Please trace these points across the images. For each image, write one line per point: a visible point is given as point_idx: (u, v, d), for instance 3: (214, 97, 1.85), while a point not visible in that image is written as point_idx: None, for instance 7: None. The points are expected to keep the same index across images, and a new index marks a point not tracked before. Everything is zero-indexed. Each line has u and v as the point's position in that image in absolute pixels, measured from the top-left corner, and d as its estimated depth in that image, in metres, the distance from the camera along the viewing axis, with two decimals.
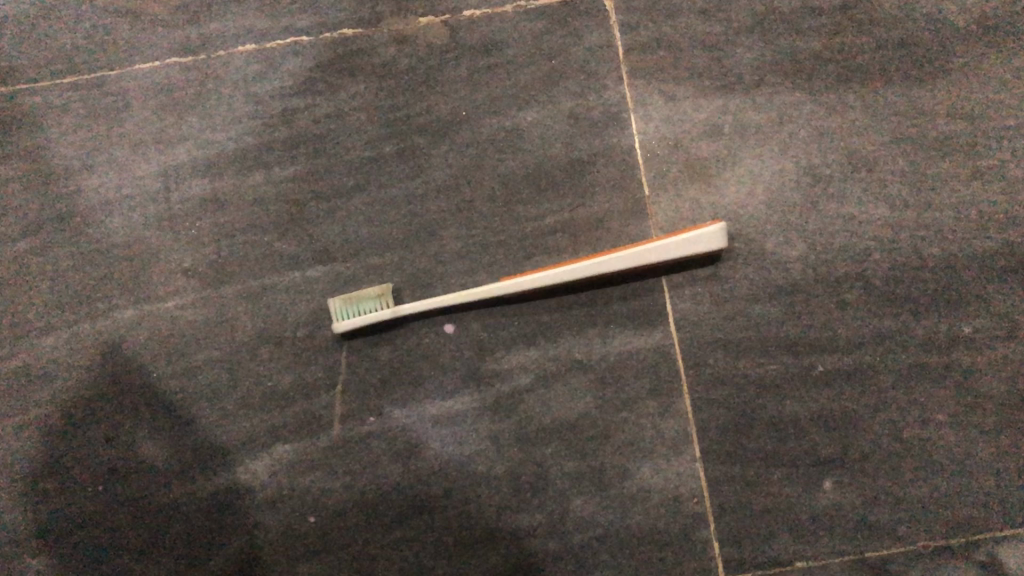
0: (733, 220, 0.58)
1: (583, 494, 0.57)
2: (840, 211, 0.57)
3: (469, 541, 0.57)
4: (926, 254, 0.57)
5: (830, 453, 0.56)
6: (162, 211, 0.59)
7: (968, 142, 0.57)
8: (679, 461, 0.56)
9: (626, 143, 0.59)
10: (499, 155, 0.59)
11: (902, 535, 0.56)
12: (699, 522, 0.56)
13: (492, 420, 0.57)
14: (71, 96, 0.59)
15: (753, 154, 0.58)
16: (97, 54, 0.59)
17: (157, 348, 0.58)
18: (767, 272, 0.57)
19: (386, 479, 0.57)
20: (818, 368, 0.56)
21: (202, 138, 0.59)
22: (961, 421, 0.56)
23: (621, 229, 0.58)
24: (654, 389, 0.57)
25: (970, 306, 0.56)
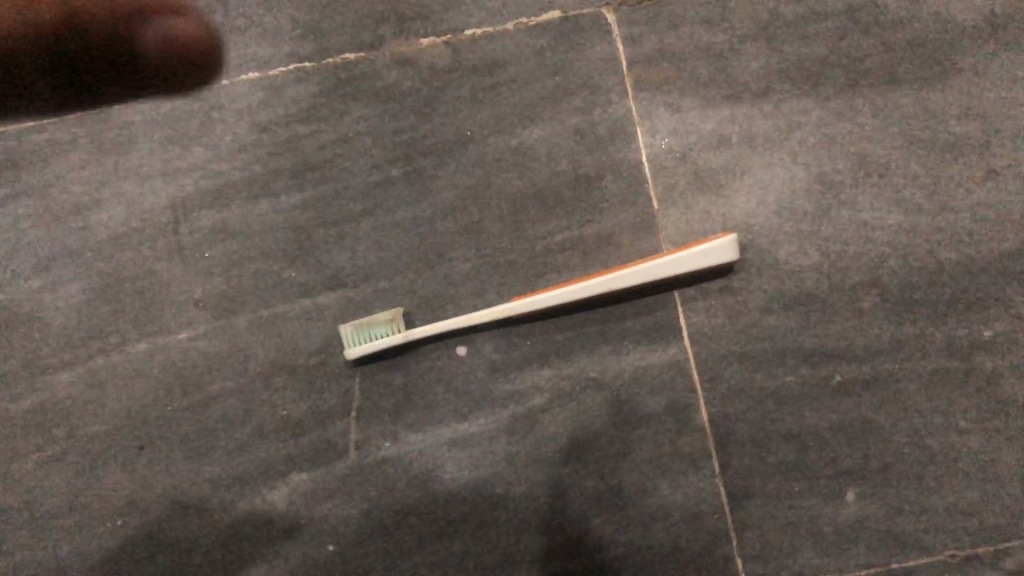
0: (744, 231, 0.57)
1: (603, 513, 0.56)
2: (853, 217, 0.57)
3: (490, 564, 0.57)
4: (943, 258, 0.56)
5: (853, 463, 0.55)
6: (171, 243, 0.59)
7: (981, 142, 0.57)
8: (699, 477, 0.56)
9: (634, 157, 0.58)
10: (505, 174, 0.58)
11: (928, 545, 0.55)
12: (721, 538, 0.56)
13: (508, 442, 0.57)
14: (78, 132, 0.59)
15: (762, 163, 0.57)
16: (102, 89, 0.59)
17: (172, 381, 0.58)
18: (780, 282, 0.56)
19: (404, 504, 0.57)
20: (836, 378, 0.56)
21: (208, 168, 0.59)
22: (985, 427, 0.55)
23: (631, 243, 0.58)
24: (671, 404, 0.56)
25: (989, 309, 0.55)
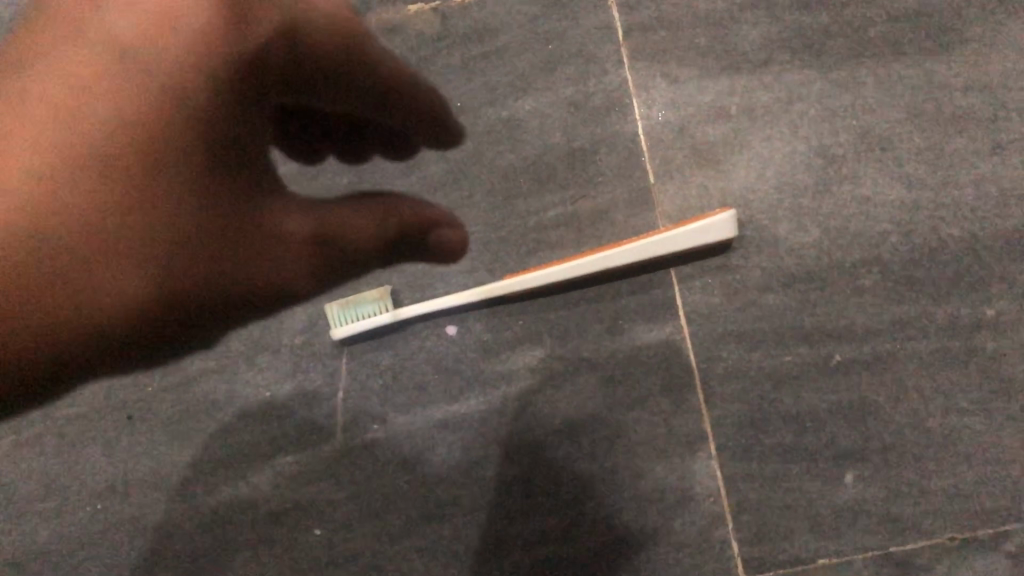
0: (744, 207, 0.55)
1: (596, 496, 0.55)
2: (854, 192, 0.55)
3: (480, 549, 0.55)
4: (945, 235, 0.54)
5: (852, 445, 0.54)
6: None
7: (987, 116, 0.55)
8: (695, 459, 0.54)
9: (630, 129, 0.56)
10: (496, 146, 0.57)
11: (928, 528, 0.53)
12: (716, 522, 0.54)
13: (499, 424, 0.56)
14: None
15: (762, 136, 0.56)
16: None
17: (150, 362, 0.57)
18: (780, 259, 0.55)
19: (392, 487, 0.56)
20: (835, 358, 0.54)
21: None
22: (986, 408, 0.53)
23: (627, 220, 0.56)
24: (667, 385, 0.55)
25: (992, 287, 0.54)
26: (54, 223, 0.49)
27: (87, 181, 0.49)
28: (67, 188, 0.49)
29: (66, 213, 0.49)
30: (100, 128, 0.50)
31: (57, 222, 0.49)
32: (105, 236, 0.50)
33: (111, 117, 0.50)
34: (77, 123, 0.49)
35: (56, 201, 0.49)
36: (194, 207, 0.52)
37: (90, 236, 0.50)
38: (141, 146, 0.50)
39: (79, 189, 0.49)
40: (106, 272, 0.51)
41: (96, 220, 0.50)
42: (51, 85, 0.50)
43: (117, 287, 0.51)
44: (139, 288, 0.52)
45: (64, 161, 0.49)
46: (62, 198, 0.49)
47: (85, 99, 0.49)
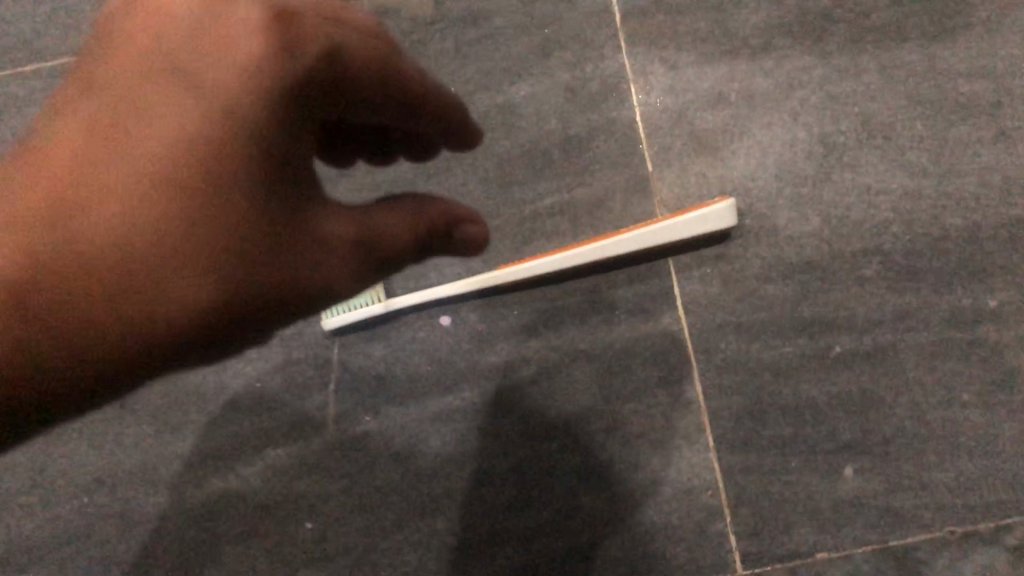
0: (743, 196, 0.55)
1: (592, 489, 0.54)
2: (855, 180, 0.54)
3: (474, 542, 0.55)
4: (948, 225, 0.53)
5: (851, 438, 0.53)
6: None
7: (991, 102, 0.54)
8: (692, 452, 0.54)
9: (627, 116, 0.56)
10: (491, 133, 0.57)
11: (927, 521, 0.52)
12: (713, 516, 0.53)
13: (493, 416, 0.55)
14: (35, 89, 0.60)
15: (761, 123, 0.55)
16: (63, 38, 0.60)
17: None
18: (779, 249, 0.54)
19: (384, 479, 0.55)
20: (836, 349, 0.53)
21: None
22: (988, 400, 0.52)
23: (624, 210, 0.56)
24: (664, 377, 0.54)
25: (996, 277, 0.52)
26: (118, 228, 0.33)
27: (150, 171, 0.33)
28: (158, 165, 0.33)
29: (103, 206, 0.33)
30: (182, 96, 0.34)
31: (138, 210, 0.33)
32: (188, 227, 0.33)
33: (176, 88, 0.34)
34: (138, 105, 0.34)
35: (117, 181, 0.33)
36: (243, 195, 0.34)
37: (160, 236, 0.33)
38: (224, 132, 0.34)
39: (176, 166, 0.34)
40: (165, 279, 0.33)
41: (166, 216, 0.33)
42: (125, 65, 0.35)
43: (198, 288, 0.34)
44: (209, 301, 0.34)
45: (148, 148, 0.34)
46: (150, 185, 0.33)
47: (150, 59, 0.35)
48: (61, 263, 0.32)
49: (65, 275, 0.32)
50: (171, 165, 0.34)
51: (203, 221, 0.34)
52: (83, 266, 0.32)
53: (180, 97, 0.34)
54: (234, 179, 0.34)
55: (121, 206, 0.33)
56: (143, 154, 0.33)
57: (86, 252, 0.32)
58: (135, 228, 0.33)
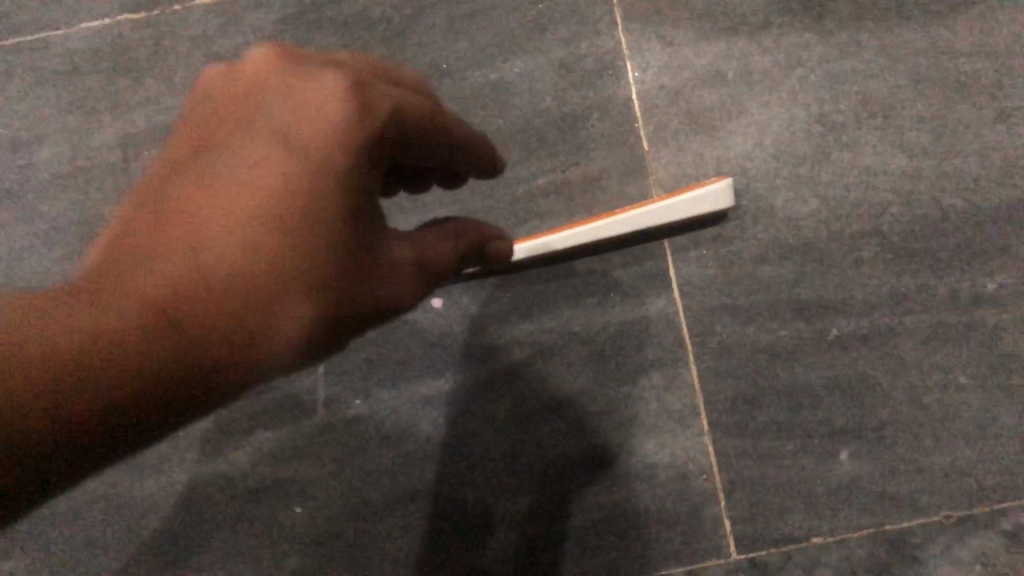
0: (740, 176, 0.54)
1: (586, 474, 0.54)
2: (855, 160, 0.53)
3: (466, 528, 0.54)
4: (947, 206, 0.52)
5: (847, 422, 0.52)
6: (122, 183, 0.59)
7: (993, 82, 0.53)
8: (686, 435, 0.53)
9: (623, 94, 0.55)
10: (484, 110, 0.56)
11: (922, 506, 0.51)
12: (708, 500, 0.53)
13: (485, 399, 0.55)
14: (27, 68, 0.61)
15: (759, 102, 0.54)
16: (53, 15, 0.61)
17: None
18: (777, 230, 0.53)
19: (375, 464, 0.55)
20: (832, 333, 0.53)
21: (162, 104, 0.60)
22: (986, 384, 0.51)
23: (619, 189, 0.55)
24: (659, 360, 0.54)
25: (995, 260, 0.52)
26: (201, 266, 0.33)
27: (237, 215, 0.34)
28: (244, 205, 0.34)
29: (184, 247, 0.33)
30: (268, 148, 0.35)
31: (223, 247, 0.34)
32: (272, 257, 0.34)
33: (259, 140, 0.35)
34: (224, 158, 0.35)
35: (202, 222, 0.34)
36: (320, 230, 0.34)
37: (244, 274, 0.33)
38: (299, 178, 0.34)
39: (263, 205, 0.34)
40: (250, 313, 0.34)
41: (252, 251, 0.34)
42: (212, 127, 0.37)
43: (274, 320, 0.34)
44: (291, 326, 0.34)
45: (234, 192, 0.35)
46: (238, 223, 0.34)
47: (238, 120, 0.36)
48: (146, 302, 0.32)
49: (154, 311, 0.32)
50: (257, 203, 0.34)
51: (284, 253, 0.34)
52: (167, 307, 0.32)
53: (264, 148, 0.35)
54: (319, 211, 0.34)
55: (204, 246, 0.33)
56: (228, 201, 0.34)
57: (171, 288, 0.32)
58: (229, 262, 0.33)
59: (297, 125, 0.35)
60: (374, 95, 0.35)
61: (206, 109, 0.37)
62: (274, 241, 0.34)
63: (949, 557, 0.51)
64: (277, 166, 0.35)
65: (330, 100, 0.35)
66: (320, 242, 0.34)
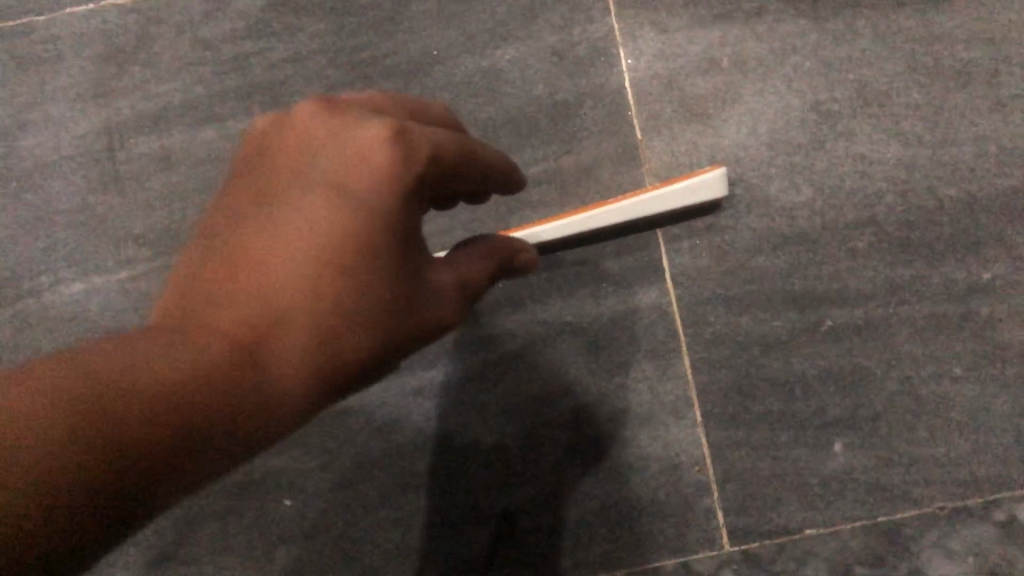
0: (734, 165, 0.53)
1: (578, 465, 0.53)
2: (850, 149, 0.53)
3: (458, 519, 0.54)
4: (943, 195, 0.52)
5: (841, 413, 0.52)
6: (108, 172, 0.59)
7: (989, 70, 0.52)
8: (679, 427, 0.53)
9: (616, 81, 0.54)
10: (475, 98, 0.56)
11: (916, 497, 0.51)
12: (701, 491, 0.53)
13: (476, 391, 0.55)
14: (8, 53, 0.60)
15: (754, 90, 0.54)
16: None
17: (111, 326, 0.57)
18: (771, 220, 0.53)
19: (365, 456, 0.55)
20: (827, 323, 0.52)
21: (146, 90, 0.59)
22: (980, 374, 0.51)
23: (612, 178, 0.54)
24: (653, 350, 0.53)
25: (991, 250, 0.51)
26: (245, 332, 0.32)
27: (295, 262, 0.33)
28: (291, 263, 0.33)
29: (228, 309, 0.33)
30: (319, 193, 0.34)
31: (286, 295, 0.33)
32: (315, 321, 0.33)
33: (306, 193, 0.34)
34: (273, 212, 0.34)
35: (250, 283, 0.33)
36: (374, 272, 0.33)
37: (300, 322, 0.33)
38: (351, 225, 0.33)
39: (309, 264, 0.33)
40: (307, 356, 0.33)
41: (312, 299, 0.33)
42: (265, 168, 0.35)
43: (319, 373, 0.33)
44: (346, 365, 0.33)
45: (282, 250, 0.33)
46: (284, 282, 0.33)
47: (287, 170, 0.35)
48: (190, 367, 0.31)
49: (196, 378, 0.31)
50: (303, 263, 0.33)
51: (327, 316, 0.33)
52: (210, 375, 0.31)
53: (310, 201, 0.34)
54: (364, 273, 0.33)
55: (249, 310, 0.32)
56: (275, 260, 0.33)
57: (215, 354, 0.31)
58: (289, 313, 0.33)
59: (344, 178, 0.33)
60: (413, 143, 0.33)
61: (257, 157, 0.36)
62: (318, 304, 0.33)
63: (942, 548, 0.51)
64: (324, 223, 0.33)
65: (371, 151, 0.33)
66: (364, 303, 0.33)
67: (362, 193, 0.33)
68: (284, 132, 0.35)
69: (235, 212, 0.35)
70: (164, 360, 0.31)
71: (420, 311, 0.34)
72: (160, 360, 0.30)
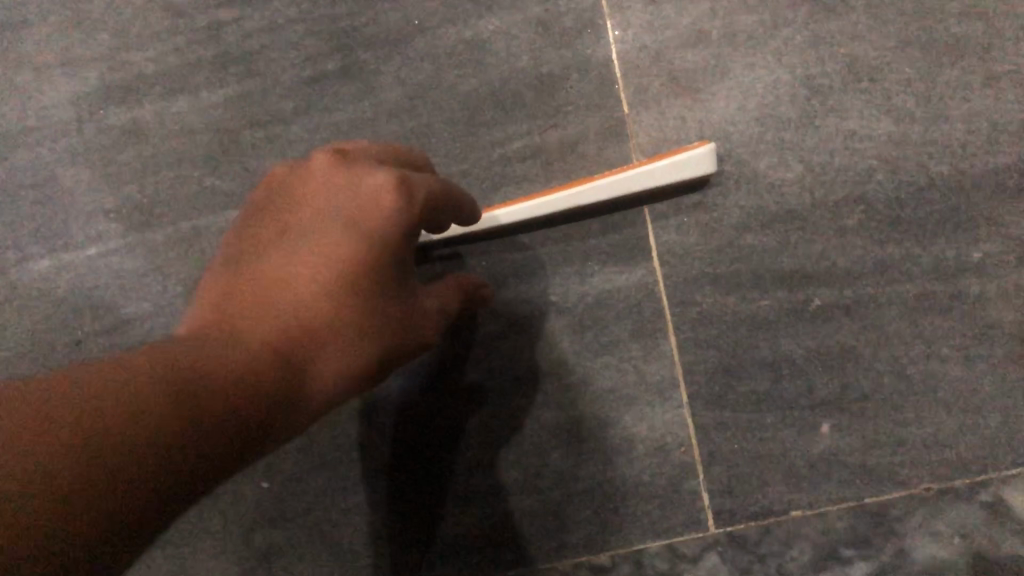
0: (722, 141, 0.52)
1: (562, 447, 0.53)
2: (840, 125, 0.52)
3: (440, 502, 0.54)
4: (934, 173, 0.51)
5: (829, 393, 0.51)
6: (76, 144, 0.57)
7: (983, 44, 0.51)
8: (665, 407, 0.52)
9: (603, 54, 0.53)
10: (458, 70, 0.54)
11: (903, 478, 0.51)
12: (687, 473, 0.52)
13: (459, 371, 0.54)
14: None
15: (744, 63, 0.52)
16: None
17: (82, 303, 0.56)
18: (759, 197, 0.52)
19: (344, 438, 0.54)
20: (815, 302, 0.51)
21: (115, 59, 0.57)
22: (969, 355, 0.51)
23: (599, 154, 0.53)
24: (639, 330, 0.52)
25: (981, 229, 0.51)
26: (276, 341, 0.36)
27: (314, 281, 0.37)
28: (313, 286, 0.37)
29: (260, 322, 0.36)
30: (334, 226, 0.38)
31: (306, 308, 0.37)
32: (333, 334, 0.37)
33: (323, 227, 0.38)
34: (292, 245, 0.39)
35: (272, 302, 0.37)
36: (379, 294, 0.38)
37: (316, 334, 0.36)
38: (364, 253, 0.38)
39: (329, 285, 0.37)
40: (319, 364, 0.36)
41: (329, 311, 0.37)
42: (287, 208, 0.40)
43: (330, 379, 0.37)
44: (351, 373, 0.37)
45: (302, 272, 0.38)
46: (307, 299, 0.37)
47: (305, 210, 0.39)
48: (240, 367, 0.33)
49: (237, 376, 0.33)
50: (324, 285, 0.37)
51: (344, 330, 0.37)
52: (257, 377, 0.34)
53: (326, 234, 0.38)
54: (375, 292, 0.38)
55: (276, 324, 0.36)
56: (297, 284, 0.37)
57: (257, 358, 0.34)
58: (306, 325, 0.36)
59: (357, 214, 0.38)
60: (414, 191, 0.38)
61: (271, 206, 0.41)
62: (337, 319, 0.37)
63: (928, 530, 0.50)
64: (341, 248, 0.38)
65: (382, 197, 0.38)
66: (370, 320, 0.38)
67: (375, 227, 0.38)
68: (305, 178, 0.40)
69: (254, 250, 0.40)
70: (214, 360, 0.33)
71: (410, 329, 0.40)
72: (210, 361, 0.33)
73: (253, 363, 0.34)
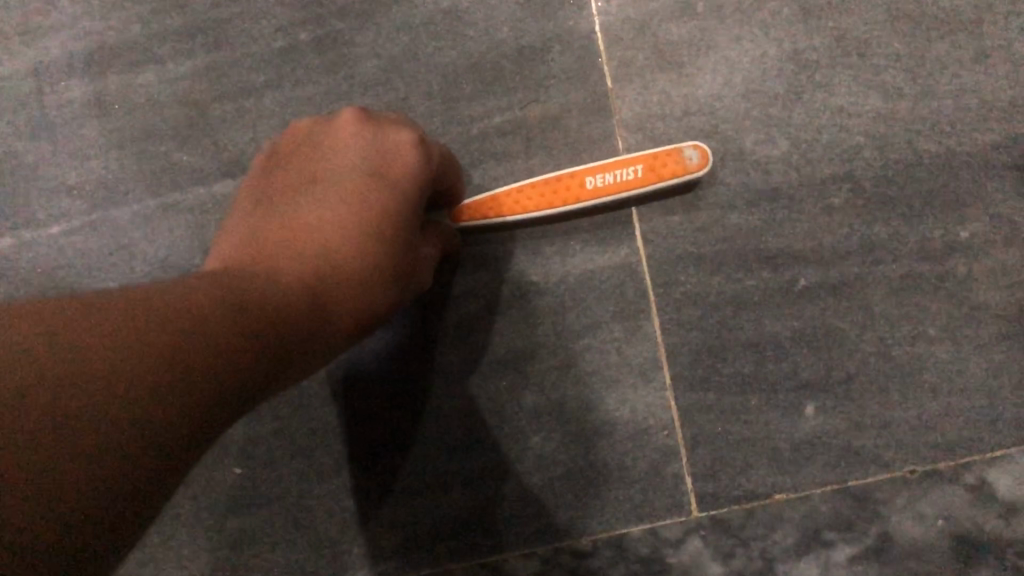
0: (708, 116, 0.51)
1: (543, 430, 0.52)
2: (828, 101, 0.50)
3: (418, 486, 0.52)
4: (921, 151, 0.50)
5: (813, 375, 0.50)
6: (37, 118, 0.54)
7: (972, 19, 0.50)
8: (648, 390, 0.51)
9: (585, 27, 0.52)
10: (436, 42, 0.52)
11: (888, 460, 0.50)
12: (669, 456, 0.51)
13: (437, 352, 0.52)
14: None
15: (729, 37, 0.51)
16: None
17: (45, 283, 0.54)
18: (745, 175, 0.51)
19: (318, 423, 0.53)
20: (800, 283, 0.50)
21: (76, 29, 0.54)
22: (955, 336, 0.50)
23: (581, 129, 0.51)
24: (620, 310, 0.51)
25: (968, 208, 0.50)
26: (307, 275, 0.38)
27: (340, 223, 0.40)
28: (338, 229, 0.40)
29: (291, 259, 0.38)
30: (358, 176, 0.42)
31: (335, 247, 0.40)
32: (357, 273, 0.39)
33: (347, 178, 0.42)
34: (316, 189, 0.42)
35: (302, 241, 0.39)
36: (398, 241, 0.41)
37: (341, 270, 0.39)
38: (387, 202, 0.41)
39: (354, 227, 0.40)
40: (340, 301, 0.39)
41: (353, 249, 0.40)
42: (309, 162, 0.44)
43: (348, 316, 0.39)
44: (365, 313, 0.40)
45: (324, 216, 0.41)
46: (337, 241, 0.40)
47: (327, 164, 0.43)
48: (275, 295, 0.36)
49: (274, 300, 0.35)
50: (348, 228, 0.40)
51: (366, 273, 0.40)
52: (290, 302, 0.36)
53: (351, 183, 0.42)
54: (394, 238, 0.41)
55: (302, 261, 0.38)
56: (324, 225, 0.40)
57: (292, 291, 0.37)
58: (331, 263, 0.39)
59: (382, 167, 0.42)
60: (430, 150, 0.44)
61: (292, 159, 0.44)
62: (363, 260, 0.40)
63: (912, 512, 0.50)
64: (366, 194, 0.41)
65: (404, 152, 0.43)
66: (388, 264, 0.41)
67: (397, 178, 0.42)
68: (327, 134, 0.44)
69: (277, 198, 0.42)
70: (252, 288, 0.35)
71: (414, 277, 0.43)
72: (253, 287, 0.35)
73: (288, 291, 0.36)
